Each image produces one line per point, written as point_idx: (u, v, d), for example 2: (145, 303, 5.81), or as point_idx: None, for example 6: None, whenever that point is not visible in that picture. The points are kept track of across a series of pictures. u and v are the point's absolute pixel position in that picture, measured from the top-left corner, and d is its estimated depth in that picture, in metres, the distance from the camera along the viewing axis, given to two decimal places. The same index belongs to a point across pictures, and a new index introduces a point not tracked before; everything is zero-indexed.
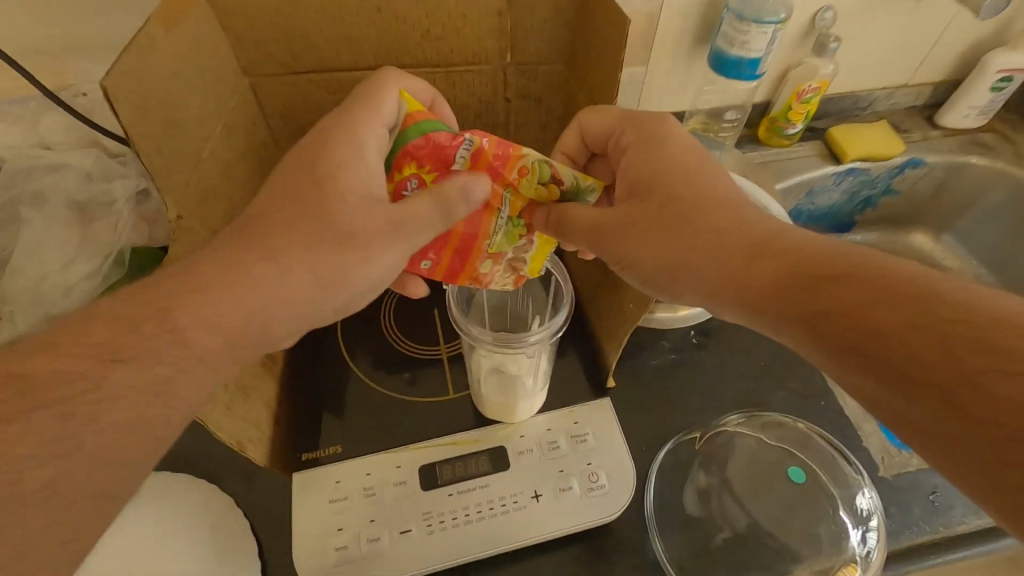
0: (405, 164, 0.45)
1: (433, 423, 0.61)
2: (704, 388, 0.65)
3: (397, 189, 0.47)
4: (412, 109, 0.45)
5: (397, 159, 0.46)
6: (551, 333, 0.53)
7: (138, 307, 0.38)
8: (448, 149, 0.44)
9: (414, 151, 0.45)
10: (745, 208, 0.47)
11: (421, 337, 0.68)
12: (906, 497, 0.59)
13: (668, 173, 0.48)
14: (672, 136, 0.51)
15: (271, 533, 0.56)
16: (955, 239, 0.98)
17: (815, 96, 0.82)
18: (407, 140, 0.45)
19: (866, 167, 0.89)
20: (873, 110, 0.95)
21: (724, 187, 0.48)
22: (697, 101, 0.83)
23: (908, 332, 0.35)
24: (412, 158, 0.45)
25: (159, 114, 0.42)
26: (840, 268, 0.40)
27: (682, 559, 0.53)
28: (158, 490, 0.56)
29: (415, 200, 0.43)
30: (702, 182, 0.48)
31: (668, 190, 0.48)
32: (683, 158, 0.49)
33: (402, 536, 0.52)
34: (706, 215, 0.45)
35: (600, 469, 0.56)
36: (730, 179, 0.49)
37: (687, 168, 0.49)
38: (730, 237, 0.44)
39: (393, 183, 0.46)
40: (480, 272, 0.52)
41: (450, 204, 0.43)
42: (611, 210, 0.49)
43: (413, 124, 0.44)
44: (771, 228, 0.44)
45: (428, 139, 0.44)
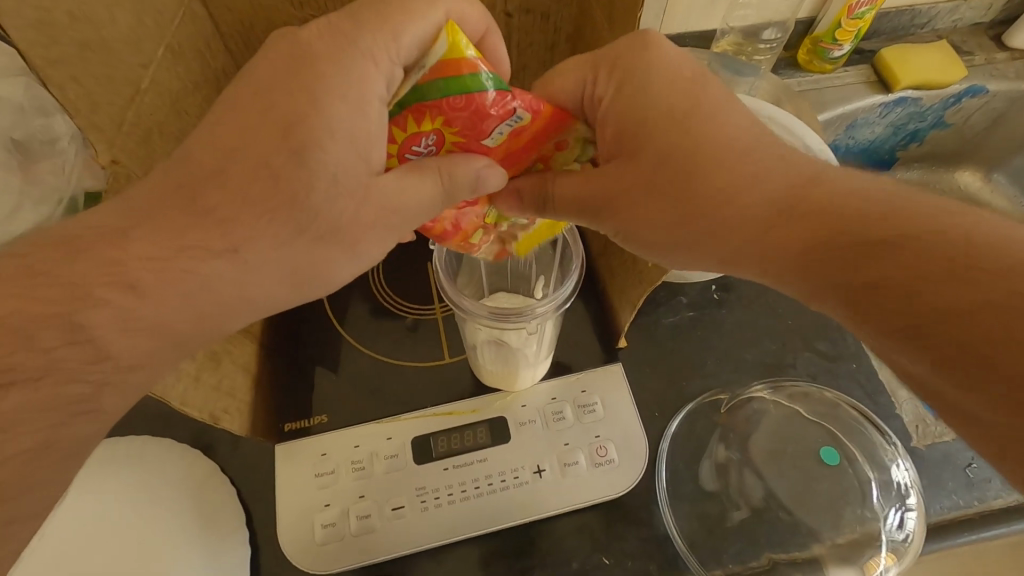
0: (427, 117, 0.34)
1: (428, 391, 0.56)
2: (724, 350, 0.59)
3: (401, 142, 0.36)
4: (461, 56, 0.31)
5: (418, 106, 0.33)
6: (558, 304, 0.48)
7: (41, 276, 0.32)
8: (489, 119, 0.34)
9: (444, 106, 0.33)
10: (780, 154, 0.37)
11: (414, 295, 0.62)
12: (938, 471, 0.53)
13: (647, 129, 0.38)
14: (648, 78, 0.39)
15: (258, 496, 0.52)
16: (1006, 178, 0.88)
17: (869, 11, 0.70)
18: (442, 94, 0.32)
19: (917, 96, 0.77)
20: (932, 28, 0.81)
21: (725, 134, 0.38)
22: (729, 18, 0.70)
23: (986, 309, 0.28)
24: (440, 113, 0.33)
25: (69, 31, 0.34)
26: (918, 230, 0.32)
27: (691, 533, 0.50)
28: (138, 452, 0.51)
29: (409, 177, 0.35)
30: (697, 134, 0.37)
31: (657, 149, 0.38)
32: (664, 108, 0.38)
33: (395, 514, 0.49)
34: (699, 179, 0.37)
35: (609, 443, 0.52)
36: (732, 120, 0.38)
37: (673, 117, 0.38)
38: (748, 198, 0.36)
39: (399, 131, 0.35)
40: (472, 240, 0.43)
41: (453, 182, 0.35)
42: (595, 173, 0.39)
43: (454, 80, 0.31)
44: (793, 178, 0.36)
45: (471, 101, 0.32)
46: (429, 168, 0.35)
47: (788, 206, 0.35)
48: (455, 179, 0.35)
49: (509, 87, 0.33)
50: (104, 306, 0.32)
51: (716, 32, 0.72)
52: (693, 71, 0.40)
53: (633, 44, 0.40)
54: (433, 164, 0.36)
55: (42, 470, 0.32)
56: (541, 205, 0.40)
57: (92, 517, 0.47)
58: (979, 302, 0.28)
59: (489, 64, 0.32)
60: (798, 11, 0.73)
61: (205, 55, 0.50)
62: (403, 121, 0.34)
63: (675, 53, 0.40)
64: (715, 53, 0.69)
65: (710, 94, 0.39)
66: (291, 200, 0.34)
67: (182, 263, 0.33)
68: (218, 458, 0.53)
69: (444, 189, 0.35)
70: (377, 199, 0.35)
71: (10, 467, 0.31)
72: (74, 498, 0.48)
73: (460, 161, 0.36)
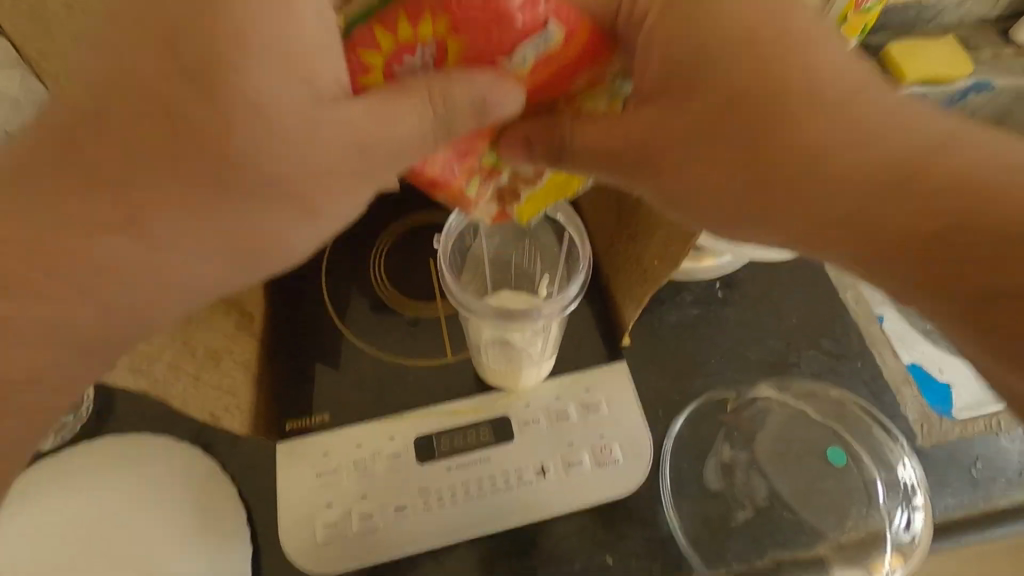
0: (427, 20, 0.31)
1: (430, 390, 0.56)
2: (727, 347, 0.59)
3: (387, 52, 0.32)
4: None
5: (417, 4, 0.31)
6: (564, 306, 0.48)
7: None
8: (511, 32, 0.31)
9: (451, 5, 0.30)
10: (853, 120, 0.35)
11: (415, 291, 0.61)
12: (943, 470, 0.53)
13: (698, 83, 0.36)
14: (719, 19, 0.36)
15: (261, 498, 0.51)
16: None
17: (877, 4, 0.68)
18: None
19: (922, 94, 0.74)
20: (939, 23, 0.79)
21: (804, 89, 0.35)
22: None
23: None
24: (445, 11, 0.30)
25: None
26: (928, 230, 0.33)
27: (695, 532, 0.49)
28: (132, 452, 0.50)
29: (398, 91, 0.33)
30: (776, 82, 0.35)
31: (704, 107, 0.36)
32: (725, 59, 0.36)
33: (398, 514, 0.49)
34: (760, 140, 0.36)
35: (613, 443, 0.52)
36: (812, 68, 0.36)
37: (745, 62, 0.35)
38: (805, 164, 0.35)
39: (387, 35, 0.32)
40: (466, 192, 0.41)
41: (448, 107, 0.33)
42: (652, 128, 0.37)
43: None
44: (863, 151, 0.34)
45: (489, 1, 0.30)
46: (424, 85, 0.33)
47: (849, 178, 0.34)
48: (451, 101, 0.33)
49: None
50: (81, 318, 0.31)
51: None
52: (755, 30, 0.36)
53: None
54: (422, 82, 0.33)
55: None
56: (556, 157, 0.37)
57: (77, 512, 0.47)
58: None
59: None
60: None
61: None
62: (394, 25, 0.31)
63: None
64: None
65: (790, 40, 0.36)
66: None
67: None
68: (219, 457, 0.52)
69: (437, 114, 0.33)
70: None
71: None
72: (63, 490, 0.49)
73: (458, 79, 0.33)
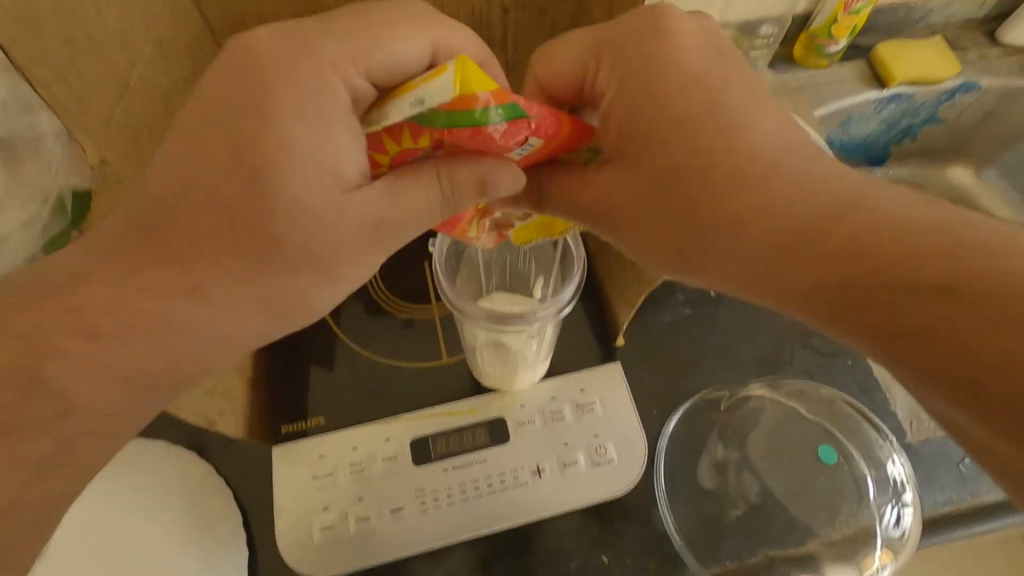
0: (424, 135, 0.32)
1: (427, 392, 0.56)
2: (720, 346, 0.59)
3: (393, 153, 0.35)
4: (471, 95, 0.30)
5: (416, 126, 0.32)
6: (559, 309, 0.48)
7: None
8: (498, 142, 0.33)
9: (449, 133, 0.32)
10: (791, 167, 0.35)
11: (410, 292, 0.61)
12: (932, 467, 0.54)
13: (650, 129, 0.37)
14: (667, 74, 0.38)
15: (257, 503, 0.51)
16: (998, 172, 0.85)
17: (866, 6, 0.68)
18: (444, 125, 0.31)
19: (912, 93, 0.75)
20: (926, 24, 0.79)
21: (742, 139, 0.36)
22: (727, 12, 0.67)
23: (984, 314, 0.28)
24: (443, 134, 0.32)
25: None
26: (938, 249, 0.31)
27: (689, 530, 0.50)
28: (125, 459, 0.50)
29: (412, 177, 0.35)
30: (707, 132, 0.36)
31: (653, 160, 0.37)
32: (667, 111, 0.37)
33: (394, 515, 0.49)
34: (693, 201, 0.36)
35: (608, 443, 0.52)
36: (749, 122, 0.37)
37: (684, 113, 0.37)
38: (753, 222, 0.34)
39: (391, 142, 0.34)
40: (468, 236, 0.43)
41: (455, 189, 0.35)
42: (601, 184, 0.39)
43: (465, 114, 0.30)
44: (808, 203, 0.34)
45: (478, 133, 0.32)
46: (427, 176, 0.35)
47: (808, 214, 0.33)
48: (457, 184, 0.35)
49: (526, 114, 0.33)
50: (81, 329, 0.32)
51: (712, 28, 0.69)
52: (704, 77, 0.38)
53: (641, 31, 0.39)
54: (429, 167, 0.35)
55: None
56: (538, 201, 0.41)
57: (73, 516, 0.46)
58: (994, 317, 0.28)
59: (503, 96, 0.30)
60: (796, 6, 0.71)
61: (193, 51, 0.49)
62: (398, 134, 0.33)
63: (686, 33, 0.39)
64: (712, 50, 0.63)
65: (727, 96, 0.37)
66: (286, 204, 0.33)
67: (177, 278, 0.33)
68: (213, 460, 0.52)
69: (446, 194, 0.35)
70: (376, 204, 0.34)
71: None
72: (86, 502, 0.45)
73: (465, 164, 0.35)
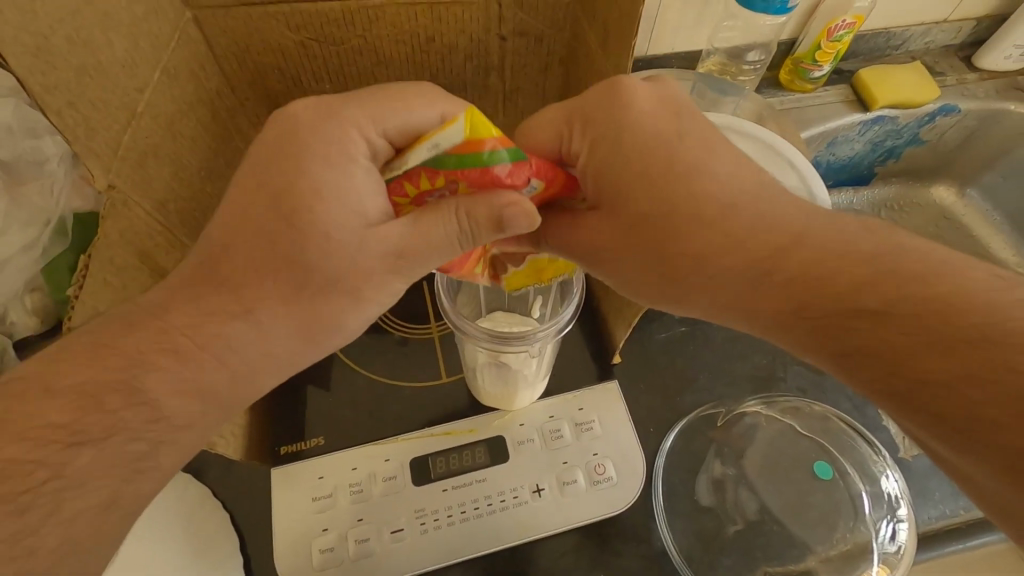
0: (440, 177, 0.34)
1: (426, 411, 0.56)
2: (715, 364, 0.60)
3: (413, 196, 0.37)
4: (480, 138, 0.32)
5: (432, 167, 0.34)
6: (558, 329, 0.49)
7: None
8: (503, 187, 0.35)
9: (460, 176, 0.34)
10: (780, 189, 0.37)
11: (409, 312, 0.62)
12: (924, 482, 0.55)
13: (625, 181, 0.38)
14: (637, 132, 0.38)
15: (253, 527, 0.51)
16: (980, 193, 0.87)
17: (848, 34, 0.70)
18: (456, 166, 0.33)
19: (894, 115, 0.78)
20: (906, 50, 0.82)
21: (708, 190, 0.37)
22: (715, 39, 0.69)
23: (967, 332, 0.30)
24: (456, 178, 0.34)
25: (67, 56, 0.35)
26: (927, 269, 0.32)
27: (687, 548, 0.50)
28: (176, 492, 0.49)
29: (427, 219, 0.35)
30: (675, 190, 0.37)
31: (629, 207, 0.38)
32: (636, 167, 0.38)
33: (394, 536, 0.49)
34: (672, 245, 0.37)
35: (607, 461, 0.53)
36: (710, 174, 0.37)
37: (658, 167, 0.38)
38: (751, 236, 0.35)
39: (412, 186, 0.36)
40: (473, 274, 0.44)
41: (473, 224, 0.35)
42: (582, 230, 0.40)
43: (474, 155, 0.32)
44: (805, 223, 0.35)
45: (486, 173, 0.33)
46: (446, 216, 0.35)
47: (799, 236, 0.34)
48: (474, 219, 0.34)
49: (526, 155, 0.35)
50: (95, 355, 0.33)
51: (701, 52, 0.71)
52: (675, 126, 0.39)
53: (605, 92, 0.40)
54: (448, 204, 0.35)
55: (83, 527, 0.32)
56: (537, 240, 0.42)
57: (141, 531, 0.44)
58: (979, 335, 0.29)
59: (506, 140, 0.33)
60: (779, 34, 0.73)
61: (197, 76, 0.50)
62: (417, 178, 0.35)
63: (645, 97, 0.40)
64: (701, 75, 0.66)
65: (693, 150, 0.38)
66: (301, 237, 0.34)
67: None
68: (210, 482, 0.52)
69: (463, 231, 0.35)
70: (399, 246, 0.36)
71: (77, 524, 0.32)
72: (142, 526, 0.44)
73: (480, 199, 0.34)
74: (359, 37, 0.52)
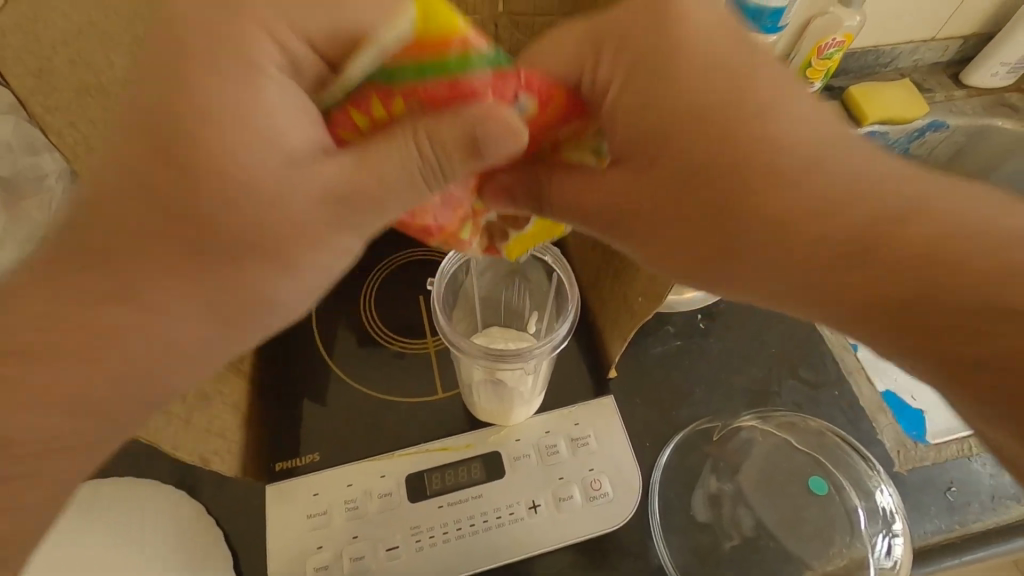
0: (393, 98, 0.32)
1: (422, 427, 0.56)
2: (711, 378, 0.60)
3: (364, 127, 0.34)
4: (439, 34, 0.29)
5: (384, 84, 0.32)
6: (554, 346, 0.49)
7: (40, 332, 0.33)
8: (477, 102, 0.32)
9: (419, 89, 0.31)
10: None
11: (405, 327, 0.62)
12: (919, 496, 0.55)
13: (673, 126, 0.36)
14: (684, 70, 0.37)
15: (248, 545, 0.50)
16: None
17: (837, 52, 0.72)
18: (412, 76, 0.31)
19: (884, 131, 0.79)
20: (896, 67, 0.83)
21: (774, 135, 0.35)
22: None
23: None
24: (413, 94, 0.32)
25: None
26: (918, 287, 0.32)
27: (684, 564, 0.50)
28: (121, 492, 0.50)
29: (374, 154, 0.33)
30: (733, 135, 0.35)
31: (674, 160, 0.36)
32: (657, 119, 0.37)
33: (389, 554, 0.49)
34: (724, 202, 0.36)
35: (603, 476, 0.53)
36: (777, 118, 0.36)
37: (710, 109, 0.36)
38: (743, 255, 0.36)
39: (362, 112, 0.33)
40: (461, 239, 0.43)
41: (436, 153, 0.32)
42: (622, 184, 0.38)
43: (432, 59, 0.30)
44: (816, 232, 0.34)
45: (450, 85, 0.31)
46: (400, 140, 0.32)
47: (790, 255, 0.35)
48: (438, 144, 0.32)
49: (511, 64, 0.32)
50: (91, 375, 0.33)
51: None
52: (726, 60, 0.37)
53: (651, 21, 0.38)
54: (405, 130, 0.32)
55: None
56: (538, 205, 0.40)
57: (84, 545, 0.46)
58: None
59: (476, 40, 0.30)
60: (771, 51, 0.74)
61: None
62: (366, 102, 0.33)
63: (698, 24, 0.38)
64: None
65: (749, 89, 0.36)
66: (231, 194, 0.31)
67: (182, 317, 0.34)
68: (203, 499, 0.52)
69: (424, 161, 0.32)
70: (336, 188, 0.33)
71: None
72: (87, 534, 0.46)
73: (447, 118, 0.32)
74: None
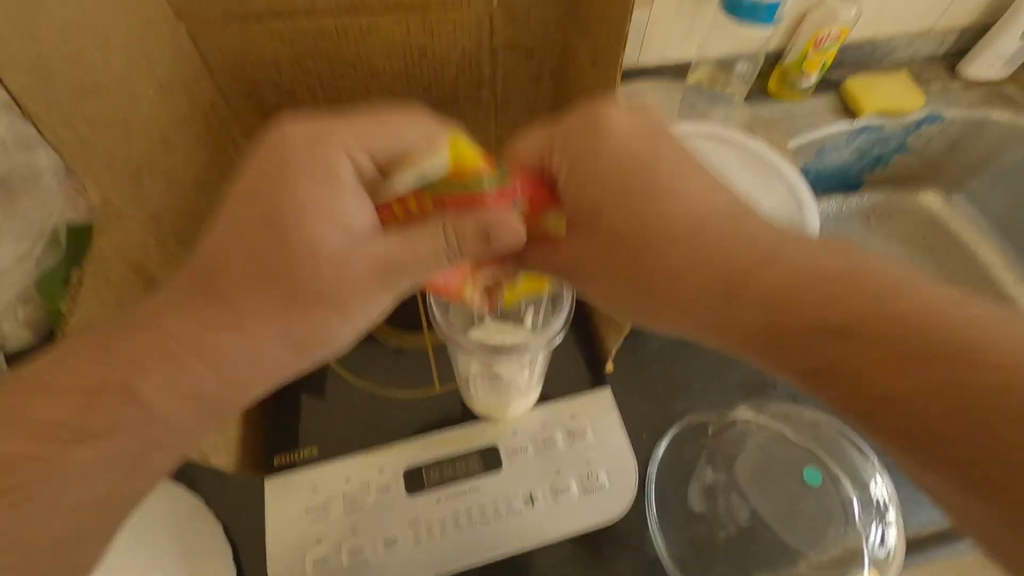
0: (426, 201, 0.38)
1: (420, 421, 0.56)
2: (707, 371, 0.61)
3: (399, 218, 0.38)
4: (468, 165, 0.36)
5: (421, 191, 0.37)
6: (550, 339, 0.51)
7: None
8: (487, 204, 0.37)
9: (449, 201, 0.37)
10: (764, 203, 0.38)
11: (403, 321, 0.62)
12: (913, 487, 0.55)
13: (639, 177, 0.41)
14: (637, 135, 0.42)
15: (249, 539, 0.50)
16: (967, 200, 0.89)
17: (834, 45, 0.72)
18: (444, 191, 0.36)
19: (880, 124, 0.79)
20: (892, 59, 0.83)
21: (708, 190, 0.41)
22: (704, 50, 0.70)
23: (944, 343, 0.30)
24: (441, 202, 0.37)
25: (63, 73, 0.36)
26: None
27: (681, 556, 0.50)
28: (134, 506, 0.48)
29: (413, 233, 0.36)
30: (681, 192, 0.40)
31: (638, 209, 0.41)
32: (622, 175, 0.41)
33: (388, 547, 0.49)
34: (691, 248, 0.39)
35: (600, 469, 0.53)
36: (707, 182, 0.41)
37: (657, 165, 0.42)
38: None
39: (399, 209, 0.38)
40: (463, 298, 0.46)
41: (460, 241, 0.36)
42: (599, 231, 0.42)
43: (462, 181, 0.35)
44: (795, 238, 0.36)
45: (472, 199, 0.36)
46: (434, 226, 0.36)
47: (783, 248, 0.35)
48: (462, 234, 0.36)
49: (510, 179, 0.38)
50: None
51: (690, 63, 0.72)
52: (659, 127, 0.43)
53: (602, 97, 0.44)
54: (438, 222, 0.36)
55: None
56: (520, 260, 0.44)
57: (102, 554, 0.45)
58: None
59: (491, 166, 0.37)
60: (766, 45, 0.74)
61: (193, 90, 0.51)
62: (405, 202, 0.38)
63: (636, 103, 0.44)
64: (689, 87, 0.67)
65: (674, 156, 0.42)
66: None
67: None
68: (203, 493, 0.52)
69: (449, 246, 0.36)
70: (381, 259, 0.37)
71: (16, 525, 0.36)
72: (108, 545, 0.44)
73: (469, 217, 0.36)
74: (353, 52, 0.53)
